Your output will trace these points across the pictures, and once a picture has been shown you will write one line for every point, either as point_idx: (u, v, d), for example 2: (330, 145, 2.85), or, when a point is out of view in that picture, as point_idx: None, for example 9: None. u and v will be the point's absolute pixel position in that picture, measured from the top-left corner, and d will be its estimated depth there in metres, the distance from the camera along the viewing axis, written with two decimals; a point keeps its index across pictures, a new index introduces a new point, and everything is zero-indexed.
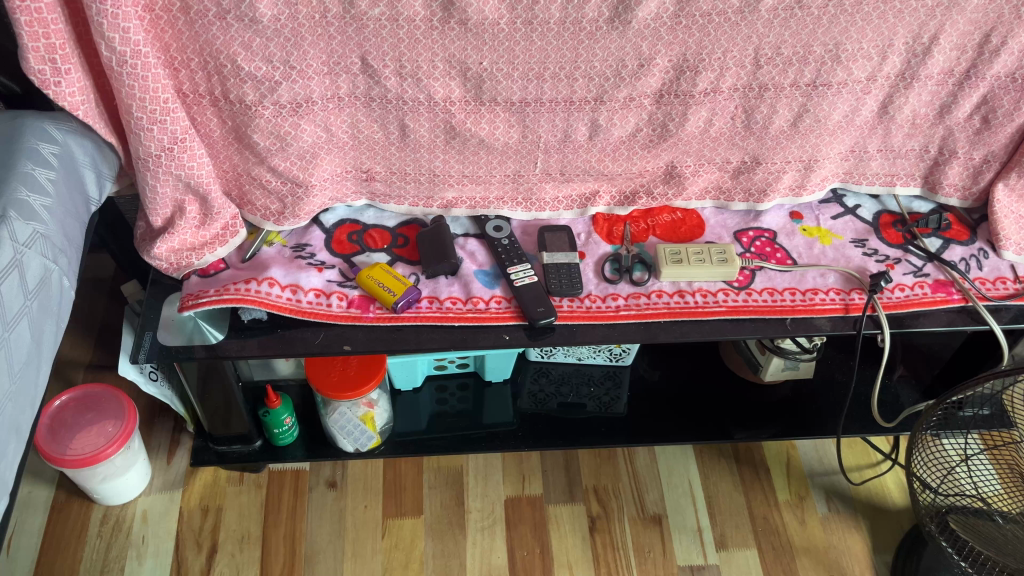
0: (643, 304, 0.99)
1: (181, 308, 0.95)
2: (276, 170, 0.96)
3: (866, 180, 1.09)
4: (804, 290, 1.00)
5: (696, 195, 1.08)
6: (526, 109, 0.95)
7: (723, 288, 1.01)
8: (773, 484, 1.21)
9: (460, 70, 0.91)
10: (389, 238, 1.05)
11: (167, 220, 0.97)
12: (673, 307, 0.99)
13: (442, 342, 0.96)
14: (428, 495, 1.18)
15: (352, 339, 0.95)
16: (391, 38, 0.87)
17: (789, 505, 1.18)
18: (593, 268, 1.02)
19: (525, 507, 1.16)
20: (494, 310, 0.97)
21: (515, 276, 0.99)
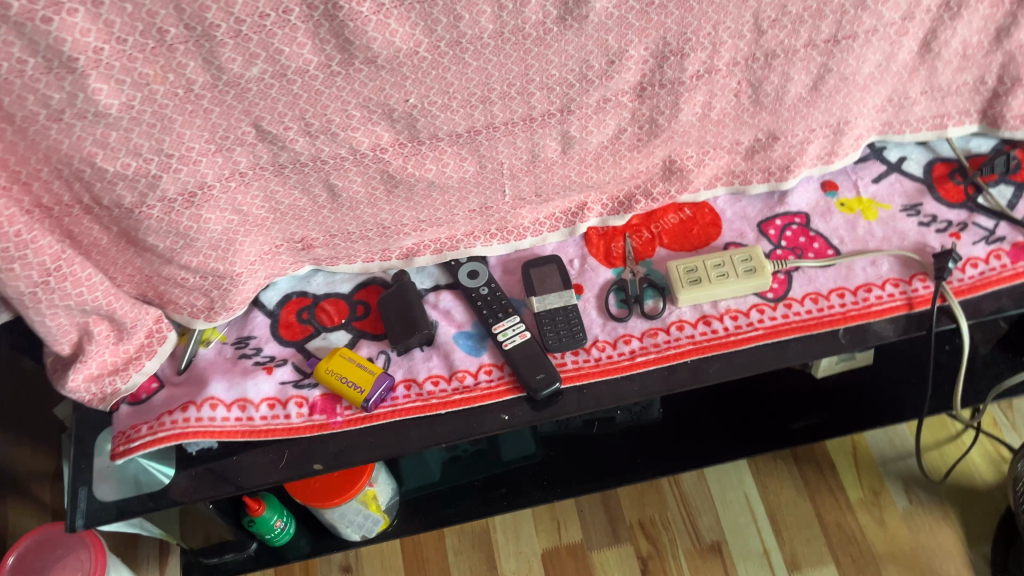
0: (663, 343, 0.81)
1: (112, 456, 0.79)
2: (189, 267, 0.78)
3: (910, 127, 0.88)
4: (855, 289, 0.82)
5: (704, 185, 0.87)
6: (477, 138, 0.75)
7: (756, 304, 0.82)
8: (841, 481, 1.05)
9: (384, 113, 0.70)
10: (345, 308, 0.86)
11: (75, 348, 0.79)
12: (700, 341, 0.81)
13: (429, 440, 0.79)
14: (455, 565, 1.04)
15: (322, 454, 0.79)
16: (284, 96, 0.66)
17: (864, 505, 1.03)
18: (595, 306, 0.84)
19: (567, 560, 1.03)
20: (485, 385, 0.80)
21: (501, 338, 0.82)
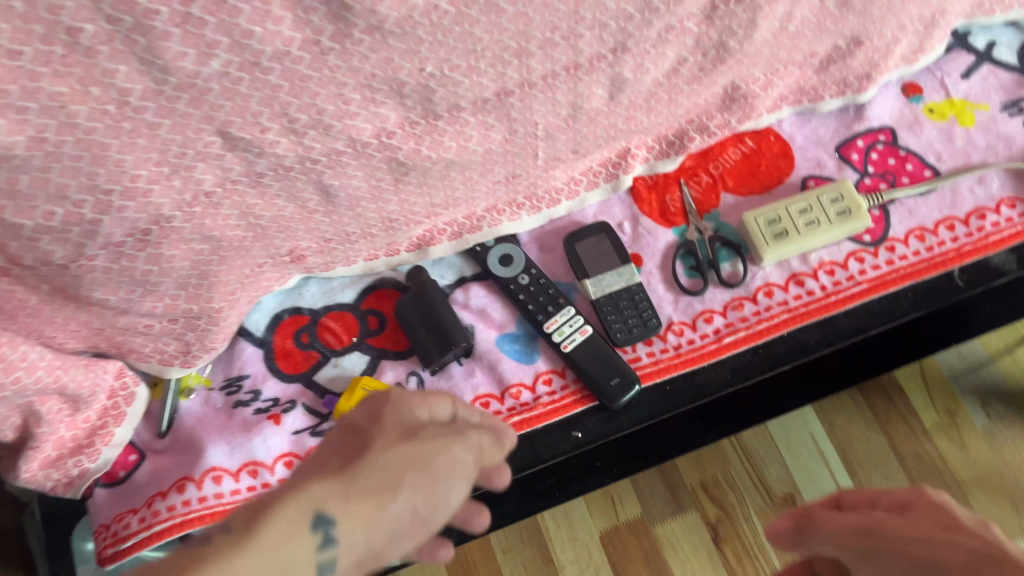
0: (752, 315, 0.67)
1: (100, 562, 0.63)
2: (153, 313, 0.60)
3: (1002, 6, 0.72)
4: (965, 217, 0.69)
5: (769, 108, 0.71)
6: (508, 101, 0.57)
7: (853, 251, 0.68)
8: (913, 405, 0.95)
9: (391, 90, 0.52)
10: (354, 323, 0.70)
11: (21, 433, 0.59)
12: (795, 307, 0.67)
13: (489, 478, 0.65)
14: (505, 564, 0.92)
15: None
16: (258, 89, 0.47)
17: (940, 428, 0.94)
18: (661, 279, 0.69)
19: (629, 539, 0.93)
20: (547, 400, 0.66)
21: (559, 339, 0.66)
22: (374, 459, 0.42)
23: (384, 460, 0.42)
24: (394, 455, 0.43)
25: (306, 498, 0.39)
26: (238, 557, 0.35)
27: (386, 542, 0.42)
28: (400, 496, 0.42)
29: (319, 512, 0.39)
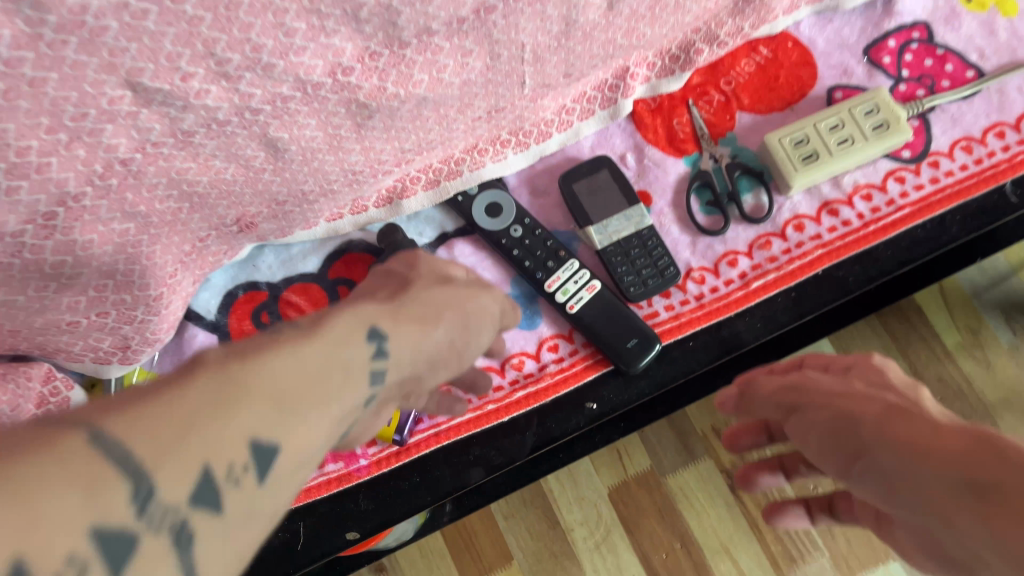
0: (782, 254, 0.58)
1: None
2: (75, 309, 0.49)
3: None
4: (1016, 121, 0.60)
5: (786, 9, 0.61)
6: (489, 19, 0.46)
7: (891, 171, 0.59)
8: (934, 326, 0.88)
9: (345, 14, 0.40)
10: (321, 296, 0.60)
11: None
12: (830, 241, 0.58)
13: (494, 464, 0.56)
14: (509, 531, 0.85)
15: (355, 517, 0.56)
16: (171, 23, 0.36)
17: (964, 349, 0.87)
18: (674, 219, 0.59)
19: (640, 493, 0.86)
20: (555, 370, 0.57)
21: (563, 299, 0.57)
22: (408, 291, 0.39)
23: (424, 297, 0.39)
24: (433, 296, 0.39)
25: (358, 313, 0.34)
26: (310, 342, 0.30)
27: (422, 369, 0.38)
28: (444, 320, 0.38)
29: (371, 326, 0.34)
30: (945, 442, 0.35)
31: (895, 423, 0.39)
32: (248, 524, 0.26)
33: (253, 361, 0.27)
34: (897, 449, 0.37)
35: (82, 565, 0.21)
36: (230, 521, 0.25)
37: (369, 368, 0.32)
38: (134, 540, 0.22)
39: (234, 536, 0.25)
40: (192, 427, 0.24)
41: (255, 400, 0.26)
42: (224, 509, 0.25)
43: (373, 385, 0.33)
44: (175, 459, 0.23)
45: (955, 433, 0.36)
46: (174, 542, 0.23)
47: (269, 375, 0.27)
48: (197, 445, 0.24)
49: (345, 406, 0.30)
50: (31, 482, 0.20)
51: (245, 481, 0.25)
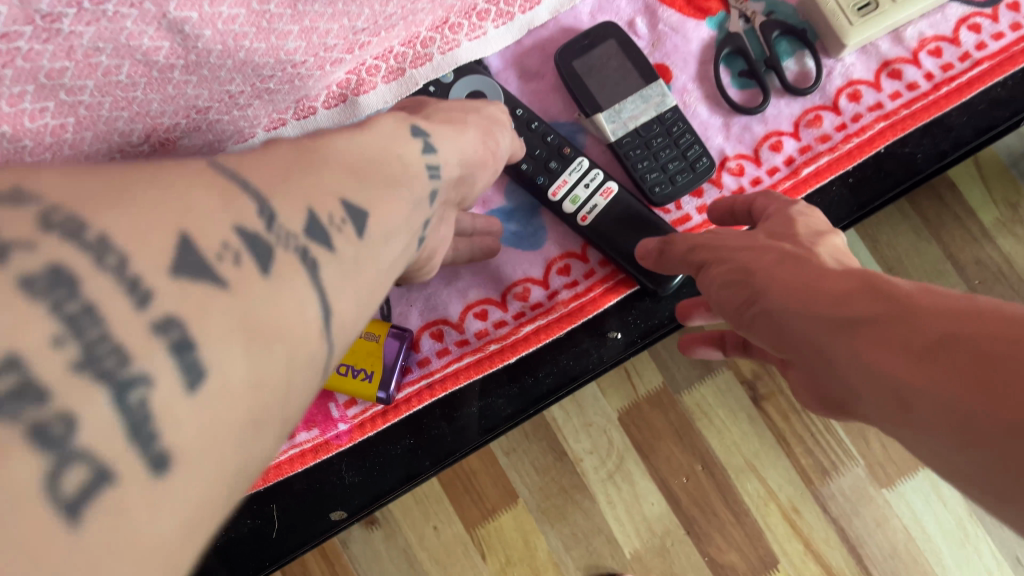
0: (835, 130, 0.47)
1: None
2: None
3: None
4: None
5: None
6: None
7: (964, 18, 0.48)
8: (969, 202, 0.78)
9: None
10: None
11: None
12: (893, 110, 0.47)
13: (503, 416, 0.47)
14: (511, 469, 0.76)
15: (340, 493, 0.46)
16: None
17: (1003, 226, 0.78)
18: (702, 98, 0.48)
19: (653, 414, 0.77)
20: (568, 297, 0.47)
21: (573, 209, 0.46)
22: (429, 106, 0.38)
23: (451, 105, 0.39)
24: (454, 103, 0.40)
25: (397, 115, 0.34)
26: (369, 131, 0.30)
27: (476, 173, 0.38)
28: (475, 127, 0.37)
29: (413, 124, 0.33)
30: (832, 283, 0.30)
31: (784, 266, 0.34)
32: (362, 276, 0.26)
33: (325, 139, 0.28)
34: (788, 295, 0.32)
35: (237, 256, 0.22)
36: (346, 265, 0.25)
37: (423, 158, 0.32)
38: (270, 251, 0.23)
39: (352, 279, 0.25)
40: (290, 173, 0.25)
41: (339, 165, 0.26)
42: (339, 248, 0.25)
43: (433, 172, 0.32)
44: (286, 191, 0.24)
45: (842, 273, 0.31)
46: (304, 264, 0.23)
47: (343, 148, 0.28)
48: (297, 189, 0.24)
49: (417, 191, 0.30)
50: (168, 182, 0.21)
51: (349, 230, 0.25)
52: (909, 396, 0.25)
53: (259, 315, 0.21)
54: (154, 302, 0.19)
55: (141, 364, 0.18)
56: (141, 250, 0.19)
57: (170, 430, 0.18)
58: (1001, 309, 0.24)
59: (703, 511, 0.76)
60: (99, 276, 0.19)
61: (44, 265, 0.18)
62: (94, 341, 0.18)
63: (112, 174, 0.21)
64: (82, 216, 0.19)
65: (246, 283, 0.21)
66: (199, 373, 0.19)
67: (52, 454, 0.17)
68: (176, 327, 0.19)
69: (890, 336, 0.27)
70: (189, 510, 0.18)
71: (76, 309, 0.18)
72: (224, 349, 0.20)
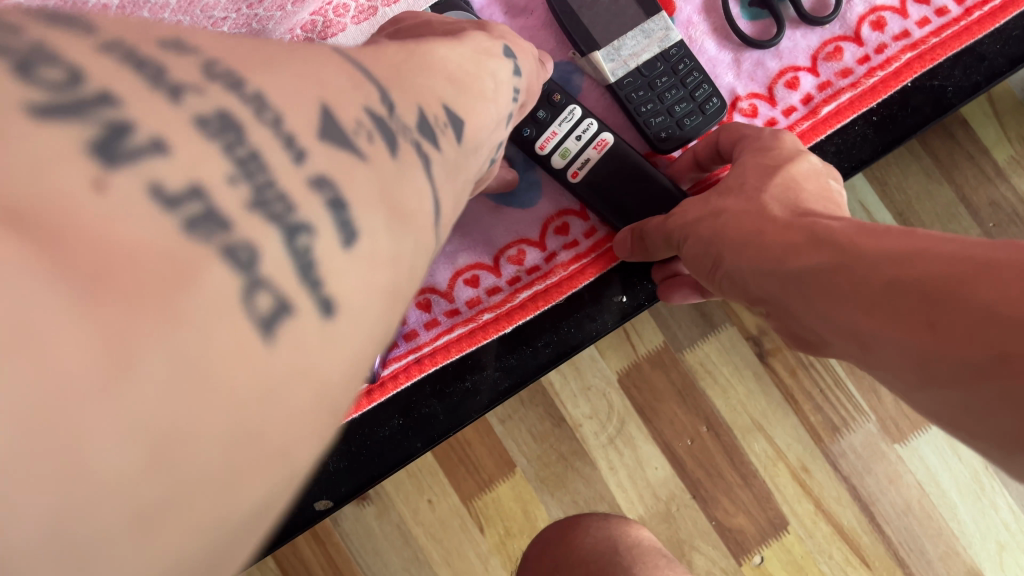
0: (857, 64, 0.43)
1: None
2: None
3: None
4: None
5: None
6: None
7: None
8: (981, 141, 0.73)
9: None
10: None
11: None
12: (920, 38, 0.43)
13: (501, 391, 0.42)
14: (507, 438, 0.72)
15: (323, 479, 0.41)
16: None
17: (1017, 164, 0.73)
18: (710, 32, 0.43)
19: (655, 375, 0.73)
20: (565, 262, 0.43)
21: (563, 163, 0.42)
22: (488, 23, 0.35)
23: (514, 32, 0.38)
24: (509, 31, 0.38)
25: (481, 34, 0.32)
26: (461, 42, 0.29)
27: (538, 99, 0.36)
28: (537, 59, 0.35)
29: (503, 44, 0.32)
30: (781, 235, 0.31)
31: (733, 220, 0.34)
32: (459, 182, 0.24)
33: (426, 47, 0.26)
34: (743, 256, 0.33)
35: (378, 130, 0.20)
36: (450, 166, 0.23)
37: (512, 76, 0.31)
38: (397, 136, 0.21)
39: (454, 182, 0.23)
40: (401, 72, 0.23)
41: (439, 73, 0.25)
42: (445, 149, 0.23)
43: (516, 93, 0.31)
44: (403, 83, 0.23)
45: (789, 222, 0.32)
46: (419, 157, 0.21)
47: (444, 57, 0.26)
48: (409, 85, 0.23)
49: (502, 108, 0.29)
50: (312, 58, 0.20)
51: (451, 135, 0.23)
52: (872, 341, 0.27)
53: (396, 193, 0.19)
54: (310, 157, 0.18)
55: (305, 215, 0.17)
56: (297, 109, 0.18)
57: (337, 279, 0.17)
58: (941, 243, 0.26)
59: (709, 473, 0.72)
60: (259, 126, 0.17)
61: (213, 109, 0.16)
62: (264, 185, 0.16)
63: (258, 47, 0.19)
64: (239, 72, 0.17)
65: (386, 164, 0.19)
66: (356, 233, 0.17)
67: (236, 281, 0.15)
68: (331, 184, 0.17)
69: (844, 288, 0.28)
70: (342, 372, 0.17)
71: (245, 154, 0.16)
72: (372, 216, 0.18)
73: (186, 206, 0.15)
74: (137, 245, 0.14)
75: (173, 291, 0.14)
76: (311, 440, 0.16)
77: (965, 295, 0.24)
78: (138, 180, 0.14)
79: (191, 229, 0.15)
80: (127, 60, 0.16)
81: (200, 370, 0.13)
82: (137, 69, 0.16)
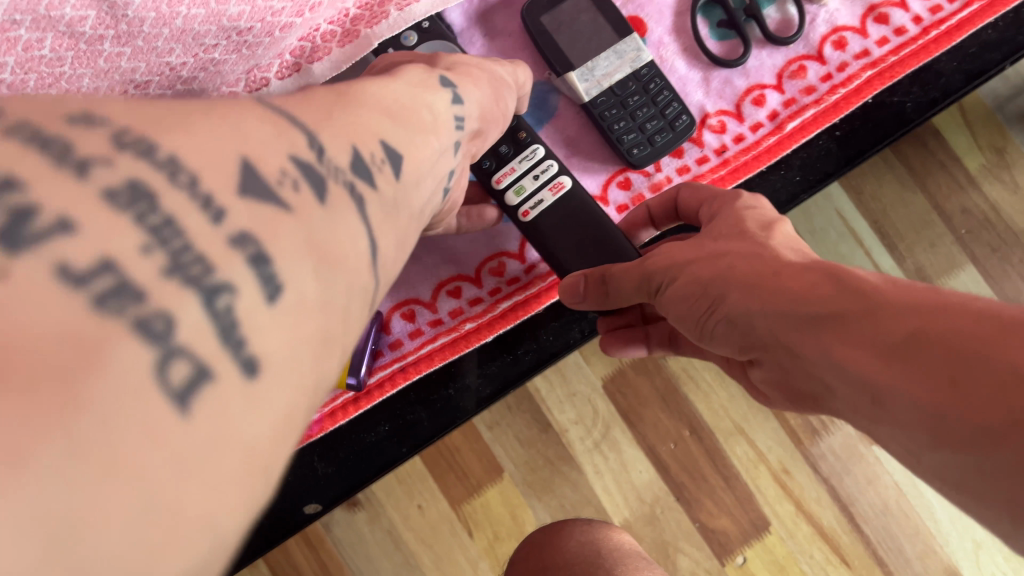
0: (820, 82, 0.45)
1: None
2: None
3: None
4: None
5: None
6: None
7: None
8: (954, 150, 0.76)
9: None
10: None
11: None
12: (880, 58, 0.45)
13: (482, 398, 0.44)
14: (495, 443, 0.74)
15: (313, 484, 0.44)
16: None
17: (989, 172, 0.75)
18: (679, 52, 0.45)
19: (639, 380, 0.75)
20: (543, 273, 0.45)
21: (517, 202, 0.43)
22: (441, 59, 0.35)
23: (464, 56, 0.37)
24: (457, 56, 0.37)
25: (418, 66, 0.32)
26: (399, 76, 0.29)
27: (491, 128, 0.36)
28: (495, 84, 0.35)
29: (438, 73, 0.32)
30: (791, 279, 0.29)
31: (741, 262, 0.32)
32: (405, 207, 0.25)
33: (358, 85, 0.26)
34: (749, 296, 0.30)
35: (300, 181, 0.20)
36: (388, 205, 0.23)
37: (451, 108, 0.30)
38: (326, 180, 0.21)
39: (394, 220, 0.23)
40: (332, 111, 0.23)
41: (374, 107, 0.25)
42: (382, 188, 0.23)
43: (461, 122, 0.30)
44: (330, 126, 0.22)
45: (801, 268, 0.30)
46: (352, 197, 0.21)
47: (378, 92, 0.26)
48: (341, 125, 0.23)
49: (445, 138, 0.28)
50: (230, 113, 0.20)
51: (389, 171, 0.23)
52: (886, 395, 0.25)
53: (326, 237, 0.20)
54: (227, 217, 0.18)
55: (224, 276, 0.17)
56: (213, 168, 0.18)
57: (259, 338, 0.17)
58: (971, 302, 0.24)
59: (692, 476, 0.74)
60: (174, 191, 0.17)
61: (123, 180, 0.17)
62: (181, 249, 0.17)
63: (171, 108, 0.19)
64: (152, 137, 0.18)
65: (311, 209, 0.20)
66: (279, 288, 0.18)
67: (151, 355, 0.15)
68: (253, 241, 0.18)
69: (859, 333, 0.26)
70: (273, 427, 0.17)
71: (159, 221, 0.17)
72: (297, 266, 0.18)
73: (97, 281, 0.15)
74: (47, 331, 0.14)
75: (83, 372, 0.14)
76: (241, 504, 0.16)
77: (988, 355, 0.22)
78: (43, 264, 0.15)
79: (100, 307, 0.15)
80: (32, 142, 0.16)
81: (108, 458, 0.14)
82: (44, 151, 0.16)
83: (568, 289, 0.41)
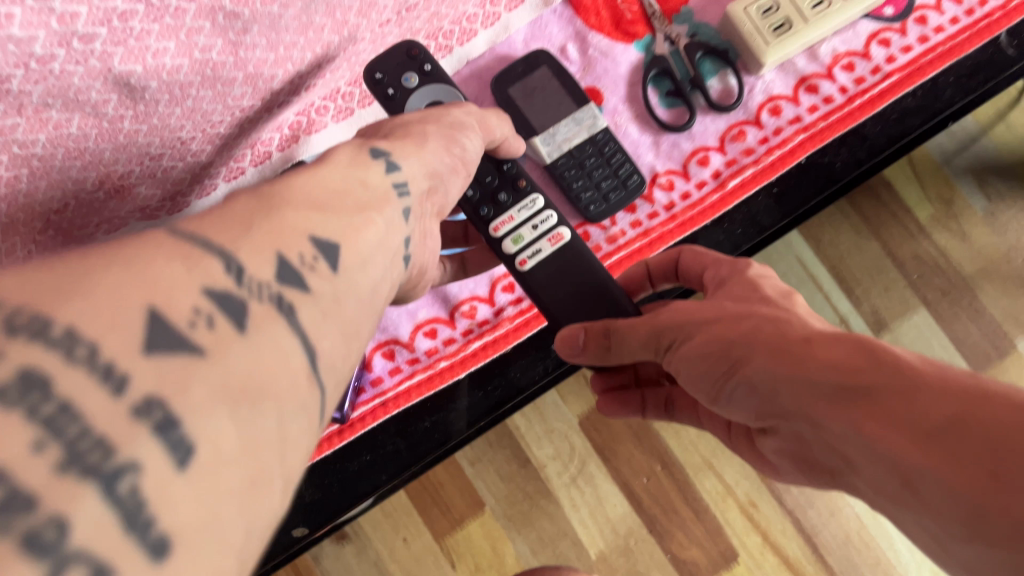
0: (759, 144, 0.50)
1: None
2: None
3: None
4: None
5: None
6: None
7: (873, 35, 0.51)
8: (904, 201, 0.81)
9: None
10: None
11: None
12: (811, 122, 0.50)
13: (455, 429, 0.49)
14: (477, 478, 0.78)
15: (300, 509, 0.47)
16: None
17: (937, 222, 0.81)
18: (631, 118, 0.51)
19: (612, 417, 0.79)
20: (511, 316, 0.50)
21: (516, 249, 0.44)
22: (384, 125, 0.34)
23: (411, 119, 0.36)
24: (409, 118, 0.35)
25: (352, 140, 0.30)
26: (338, 154, 0.28)
27: (447, 191, 0.34)
28: (449, 154, 0.34)
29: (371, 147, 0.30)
30: (829, 349, 0.27)
31: (768, 325, 0.30)
32: (370, 278, 0.25)
33: (286, 179, 0.25)
34: (774, 360, 0.28)
35: (210, 321, 0.19)
36: (327, 303, 0.23)
37: (390, 178, 0.29)
38: (243, 308, 0.20)
39: (336, 319, 0.23)
40: (254, 218, 0.22)
41: (305, 201, 0.24)
42: (316, 290, 0.22)
43: (403, 191, 0.29)
44: (248, 240, 0.21)
45: (837, 339, 0.28)
46: (280, 312, 0.21)
47: (311, 182, 0.25)
48: (263, 235, 0.22)
49: (393, 214, 0.27)
50: (130, 257, 0.18)
51: (325, 266, 0.23)
52: (919, 479, 0.23)
53: (245, 375, 0.19)
54: (130, 385, 0.17)
55: (127, 454, 0.16)
56: (112, 334, 0.17)
57: (168, 511, 0.16)
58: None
59: (664, 509, 0.78)
60: (72, 371, 0.16)
61: (14, 374, 0.16)
62: (78, 437, 0.16)
63: (63, 260, 0.18)
64: (45, 311, 0.16)
65: (225, 350, 0.19)
66: (189, 454, 0.17)
67: (45, 568, 0.14)
68: (160, 406, 0.17)
69: (891, 412, 0.24)
70: None
71: (53, 410, 0.16)
72: (210, 421, 0.17)
73: None
74: None
75: None
76: None
77: None
78: None
79: None
80: None
81: None
82: None
83: (566, 342, 0.39)
